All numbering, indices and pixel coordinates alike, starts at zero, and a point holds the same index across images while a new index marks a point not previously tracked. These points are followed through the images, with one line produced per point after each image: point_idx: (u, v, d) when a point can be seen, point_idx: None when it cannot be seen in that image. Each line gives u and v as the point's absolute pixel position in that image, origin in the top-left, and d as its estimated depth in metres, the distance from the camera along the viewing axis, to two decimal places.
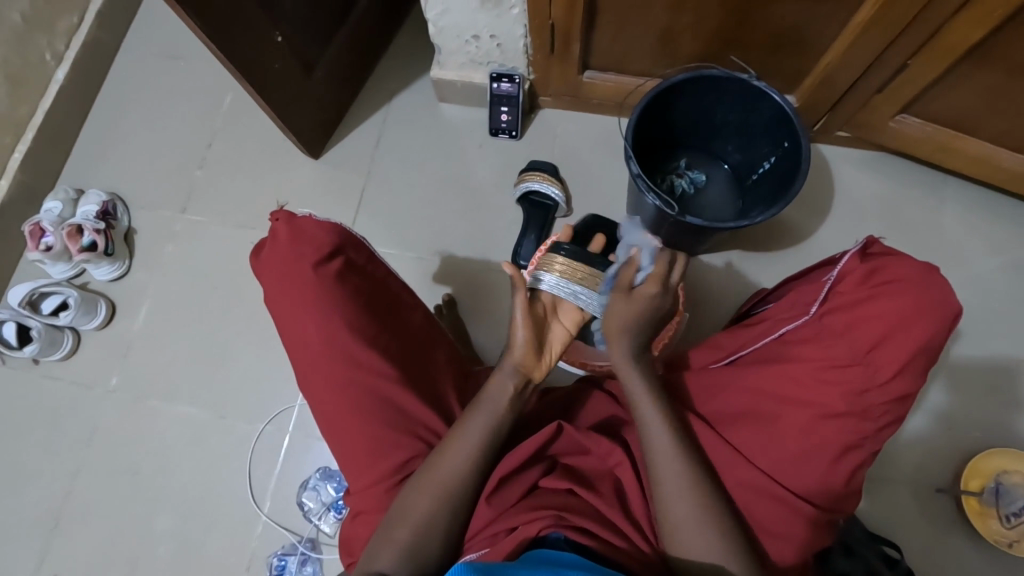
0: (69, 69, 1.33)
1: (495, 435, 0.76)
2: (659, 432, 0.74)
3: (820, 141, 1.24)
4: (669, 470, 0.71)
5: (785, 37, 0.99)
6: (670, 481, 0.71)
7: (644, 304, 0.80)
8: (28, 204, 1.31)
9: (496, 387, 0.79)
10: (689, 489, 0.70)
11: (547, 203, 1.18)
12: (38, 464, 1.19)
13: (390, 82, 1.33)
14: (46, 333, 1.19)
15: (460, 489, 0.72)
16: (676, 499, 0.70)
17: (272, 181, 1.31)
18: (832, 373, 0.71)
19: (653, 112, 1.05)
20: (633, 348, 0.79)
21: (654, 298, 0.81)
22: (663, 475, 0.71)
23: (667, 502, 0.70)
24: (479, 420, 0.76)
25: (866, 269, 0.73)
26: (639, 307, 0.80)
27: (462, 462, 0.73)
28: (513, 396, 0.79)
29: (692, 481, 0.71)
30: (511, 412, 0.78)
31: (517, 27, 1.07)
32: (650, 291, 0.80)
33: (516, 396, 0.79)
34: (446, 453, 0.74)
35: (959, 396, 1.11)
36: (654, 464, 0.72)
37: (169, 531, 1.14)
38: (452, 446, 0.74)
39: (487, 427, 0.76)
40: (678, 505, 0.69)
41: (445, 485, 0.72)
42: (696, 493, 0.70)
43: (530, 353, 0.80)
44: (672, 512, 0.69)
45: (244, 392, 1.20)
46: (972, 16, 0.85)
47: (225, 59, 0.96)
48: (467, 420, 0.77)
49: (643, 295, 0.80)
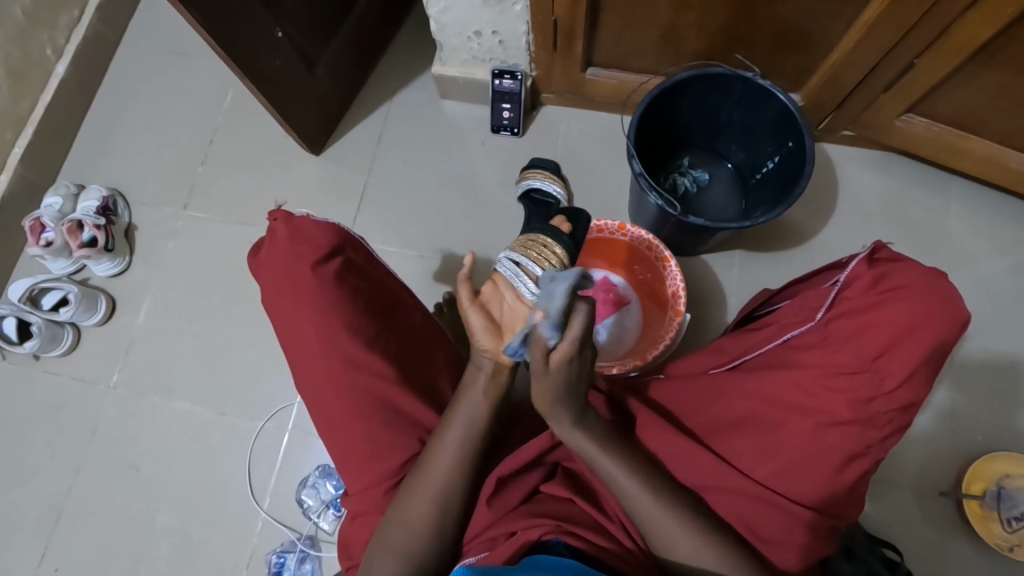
0: (69, 63, 1.33)
1: (482, 432, 0.74)
2: (614, 469, 0.70)
3: (825, 140, 1.23)
4: (640, 496, 0.69)
5: (790, 34, 0.98)
6: (647, 504, 0.68)
7: (562, 369, 0.67)
8: (29, 199, 1.30)
9: (473, 376, 0.74)
10: (667, 510, 0.68)
11: (549, 200, 1.14)
12: (39, 459, 1.19)
13: (391, 78, 1.33)
14: (47, 328, 1.19)
15: (456, 488, 0.72)
16: (660, 517, 0.68)
17: (273, 178, 1.30)
18: (837, 381, 0.70)
19: (657, 111, 1.04)
20: (573, 412, 0.71)
21: (574, 358, 0.67)
22: (638, 500, 0.69)
23: (651, 519, 0.68)
24: (463, 414, 0.73)
25: (874, 275, 0.72)
26: (561, 374, 0.67)
27: (446, 464, 0.72)
28: (484, 388, 0.73)
29: (666, 506, 0.69)
30: (491, 412, 0.74)
31: (520, 24, 1.06)
32: (568, 353, 0.65)
33: (488, 385, 0.73)
34: (437, 452, 0.73)
35: (962, 398, 1.11)
36: (625, 492, 0.69)
37: (169, 528, 1.14)
38: (436, 445, 0.73)
39: (468, 423, 0.73)
40: (665, 521, 0.68)
41: (438, 486, 0.71)
42: (680, 512, 0.68)
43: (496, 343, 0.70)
44: (663, 526, 0.68)
45: (244, 389, 1.20)
46: (980, 16, 0.83)
47: (225, 57, 0.95)
48: (454, 412, 0.74)
49: (561, 362, 0.66)
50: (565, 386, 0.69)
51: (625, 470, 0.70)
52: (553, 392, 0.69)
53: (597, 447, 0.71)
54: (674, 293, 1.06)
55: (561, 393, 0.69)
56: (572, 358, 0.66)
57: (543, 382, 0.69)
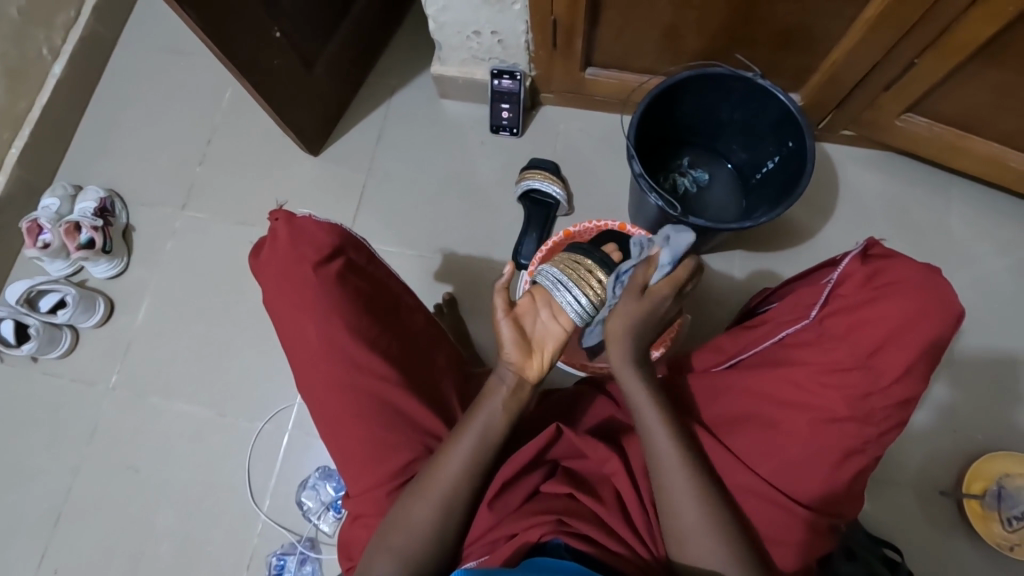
0: (66, 63, 1.32)
1: (495, 438, 0.74)
2: (654, 418, 0.73)
3: (825, 139, 1.23)
4: (665, 445, 0.72)
5: (791, 33, 0.97)
6: (669, 455, 0.71)
7: (653, 304, 0.78)
8: (26, 200, 1.30)
9: (501, 389, 0.76)
10: (684, 466, 0.70)
11: (549, 201, 1.17)
12: (36, 461, 1.19)
13: (390, 78, 1.32)
14: (44, 331, 1.18)
15: (462, 490, 0.72)
16: (672, 473, 0.70)
17: (272, 179, 1.29)
18: (834, 376, 0.70)
19: (656, 111, 1.04)
20: (635, 357, 0.77)
21: (665, 299, 0.79)
22: (661, 451, 0.71)
23: (665, 472, 0.71)
24: (479, 423, 0.74)
25: (867, 271, 0.72)
26: (649, 309, 0.78)
27: (457, 470, 0.72)
28: (509, 399, 0.75)
29: (687, 460, 0.71)
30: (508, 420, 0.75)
31: (520, 23, 1.06)
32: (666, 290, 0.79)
33: (510, 402, 0.75)
34: (446, 457, 0.73)
35: (962, 397, 1.11)
36: (653, 441, 0.72)
37: (168, 531, 1.14)
38: (451, 449, 0.73)
39: (484, 429, 0.74)
40: (676, 480, 0.70)
41: (440, 487, 0.71)
42: (693, 468, 0.70)
43: (523, 356, 0.77)
44: (671, 486, 0.70)
45: (243, 390, 1.20)
46: (982, 14, 0.83)
47: (223, 56, 0.95)
48: (469, 424, 0.74)
49: (654, 298, 0.78)
50: (645, 325, 0.78)
51: (663, 420, 0.73)
52: (636, 327, 0.77)
53: (647, 397, 0.75)
54: None
55: (642, 328, 0.77)
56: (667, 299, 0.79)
57: (623, 317, 0.77)
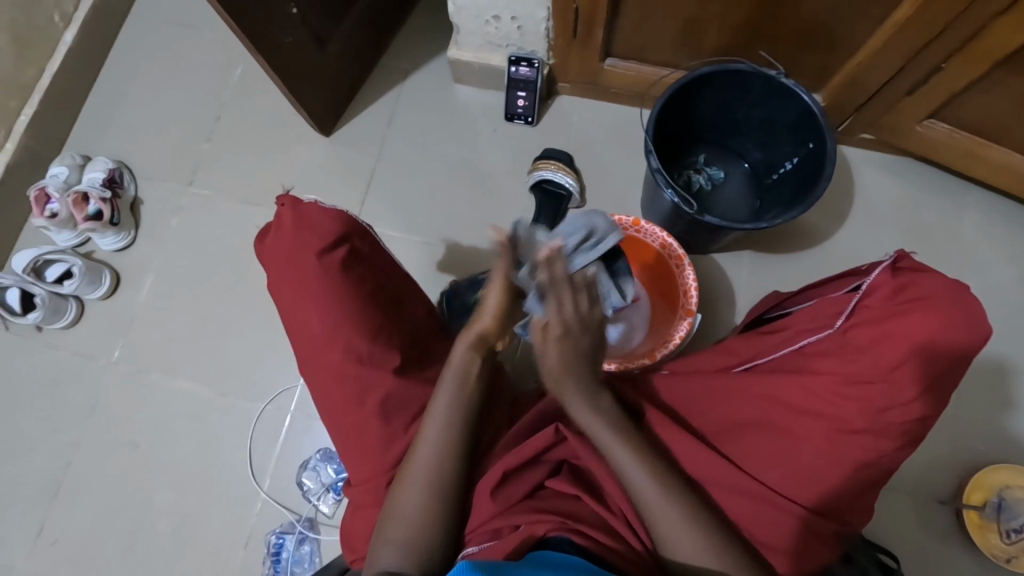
0: (77, 31, 1.30)
1: (467, 421, 0.76)
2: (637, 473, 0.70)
3: (844, 143, 1.21)
4: (645, 486, 0.69)
5: (814, 32, 0.96)
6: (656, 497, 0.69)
7: (564, 348, 0.69)
8: (33, 169, 1.29)
9: (457, 359, 0.78)
10: (677, 507, 0.69)
11: (560, 192, 1.16)
12: (39, 431, 1.19)
13: (404, 61, 1.30)
14: (50, 301, 1.18)
15: (449, 479, 0.72)
16: (663, 513, 0.68)
17: (280, 159, 1.28)
18: (853, 389, 0.70)
19: (676, 105, 1.03)
20: (584, 392, 0.72)
21: (574, 344, 0.69)
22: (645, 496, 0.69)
23: (658, 513, 0.68)
24: (441, 413, 0.75)
25: (896, 284, 0.72)
26: (563, 352, 0.69)
27: (434, 460, 0.73)
28: (461, 365, 0.78)
29: (682, 506, 0.69)
30: (477, 386, 0.78)
31: (539, 9, 1.03)
32: (558, 332, 0.68)
33: (464, 368, 0.78)
34: (425, 448, 0.74)
35: (968, 408, 1.10)
36: (632, 482, 0.70)
37: (167, 506, 1.15)
38: (427, 429, 0.75)
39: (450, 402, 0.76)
40: (654, 505, 0.68)
41: (425, 476, 0.72)
42: (678, 501, 0.69)
43: (497, 322, 0.79)
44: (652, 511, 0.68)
45: (246, 369, 1.19)
46: (1012, 21, 0.81)
47: (240, 33, 0.93)
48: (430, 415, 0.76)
49: (563, 349, 0.69)
50: (575, 363, 0.70)
51: (637, 459, 0.71)
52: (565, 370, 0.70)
53: (626, 451, 0.71)
54: (685, 292, 1.05)
55: (571, 370, 0.70)
56: (570, 338, 0.68)
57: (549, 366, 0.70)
